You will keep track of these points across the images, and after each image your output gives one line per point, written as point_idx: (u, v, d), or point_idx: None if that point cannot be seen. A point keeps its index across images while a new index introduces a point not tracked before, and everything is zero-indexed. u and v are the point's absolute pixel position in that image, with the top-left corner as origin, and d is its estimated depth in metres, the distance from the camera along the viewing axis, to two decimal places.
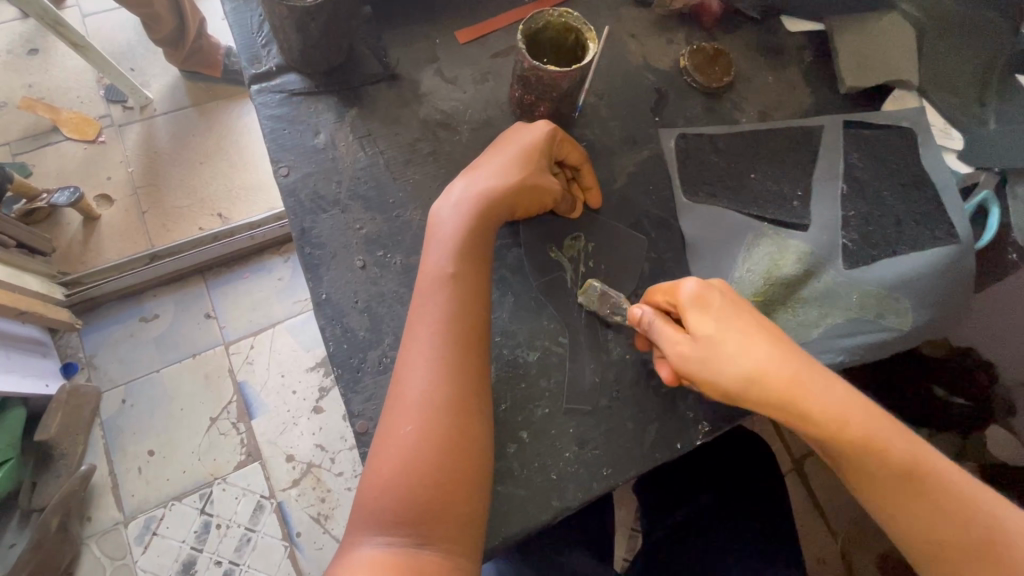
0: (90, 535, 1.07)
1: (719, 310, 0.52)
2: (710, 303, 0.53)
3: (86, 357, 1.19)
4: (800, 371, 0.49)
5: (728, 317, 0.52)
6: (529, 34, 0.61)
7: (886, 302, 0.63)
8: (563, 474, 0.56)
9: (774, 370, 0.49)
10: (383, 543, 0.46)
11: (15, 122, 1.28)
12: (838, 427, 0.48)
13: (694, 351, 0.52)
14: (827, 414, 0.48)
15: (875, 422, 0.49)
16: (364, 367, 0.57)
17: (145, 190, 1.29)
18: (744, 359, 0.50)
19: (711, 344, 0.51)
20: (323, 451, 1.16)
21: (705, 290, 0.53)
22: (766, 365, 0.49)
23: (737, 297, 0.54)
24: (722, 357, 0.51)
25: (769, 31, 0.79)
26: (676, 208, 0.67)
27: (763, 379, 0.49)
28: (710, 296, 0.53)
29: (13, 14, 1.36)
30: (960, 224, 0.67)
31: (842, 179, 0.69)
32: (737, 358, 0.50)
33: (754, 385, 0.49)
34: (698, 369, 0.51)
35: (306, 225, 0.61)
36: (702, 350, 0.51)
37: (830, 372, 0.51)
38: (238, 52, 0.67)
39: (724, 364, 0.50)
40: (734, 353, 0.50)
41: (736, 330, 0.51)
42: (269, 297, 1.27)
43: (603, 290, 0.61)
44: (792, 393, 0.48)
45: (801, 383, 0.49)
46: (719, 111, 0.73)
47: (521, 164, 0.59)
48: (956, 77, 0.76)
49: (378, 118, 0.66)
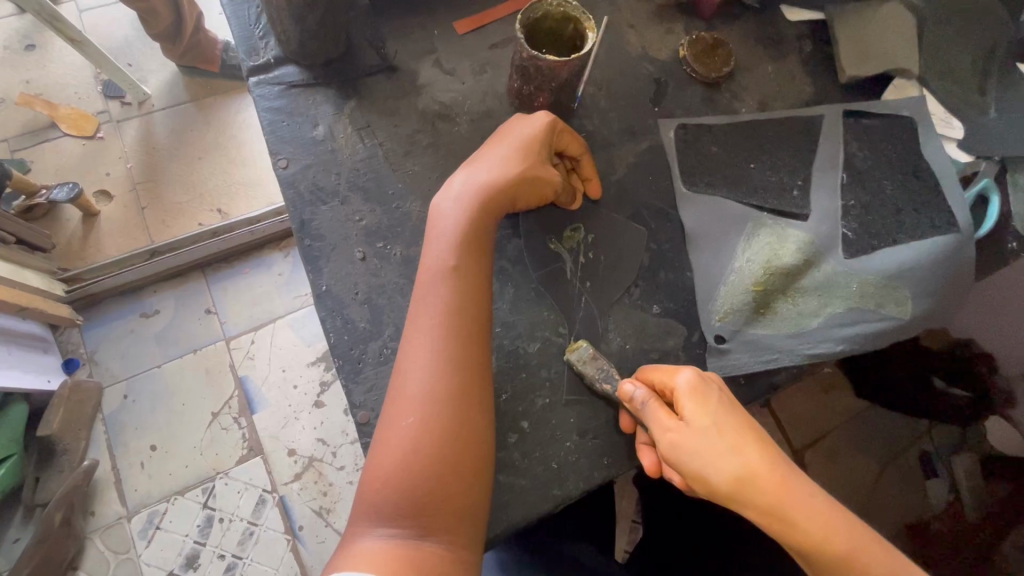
0: (94, 530, 1.08)
1: (716, 405, 0.51)
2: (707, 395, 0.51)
3: (87, 353, 1.19)
4: (790, 477, 0.48)
5: (722, 413, 0.50)
6: (527, 23, 0.61)
7: (886, 292, 0.63)
8: (564, 464, 0.56)
9: (766, 471, 0.48)
10: (385, 533, 0.46)
11: (13, 119, 1.28)
12: (829, 540, 0.46)
13: (685, 442, 0.50)
14: (812, 523, 0.47)
15: (864, 544, 0.46)
16: (365, 358, 0.57)
17: (144, 186, 1.29)
18: (737, 458, 0.49)
19: (702, 436, 0.50)
20: (325, 445, 1.17)
21: (699, 385, 0.52)
22: (753, 465, 0.48)
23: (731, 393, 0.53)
24: (716, 452, 0.49)
25: (768, 20, 0.79)
26: (676, 198, 0.67)
27: (753, 481, 0.48)
28: (707, 392, 0.52)
29: (9, 10, 1.35)
30: (961, 212, 0.67)
31: (842, 169, 0.69)
32: (727, 456, 0.49)
33: (741, 483, 0.48)
34: (684, 460, 0.50)
35: (306, 217, 0.61)
36: (691, 441, 0.50)
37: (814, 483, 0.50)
38: (236, 45, 0.67)
39: (715, 461, 0.49)
40: (725, 448, 0.49)
41: (728, 428, 0.50)
42: (269, 293, 1.27)
43: (593, 354, 0.58)
44: (779, 501, 0.47)
45: (789, 489, 0.48)
46: (718, 101, 0.73)
47: (520, 156, 0.58)
48: (956, 65, 0.76)
49: (377, 110, 0.66)
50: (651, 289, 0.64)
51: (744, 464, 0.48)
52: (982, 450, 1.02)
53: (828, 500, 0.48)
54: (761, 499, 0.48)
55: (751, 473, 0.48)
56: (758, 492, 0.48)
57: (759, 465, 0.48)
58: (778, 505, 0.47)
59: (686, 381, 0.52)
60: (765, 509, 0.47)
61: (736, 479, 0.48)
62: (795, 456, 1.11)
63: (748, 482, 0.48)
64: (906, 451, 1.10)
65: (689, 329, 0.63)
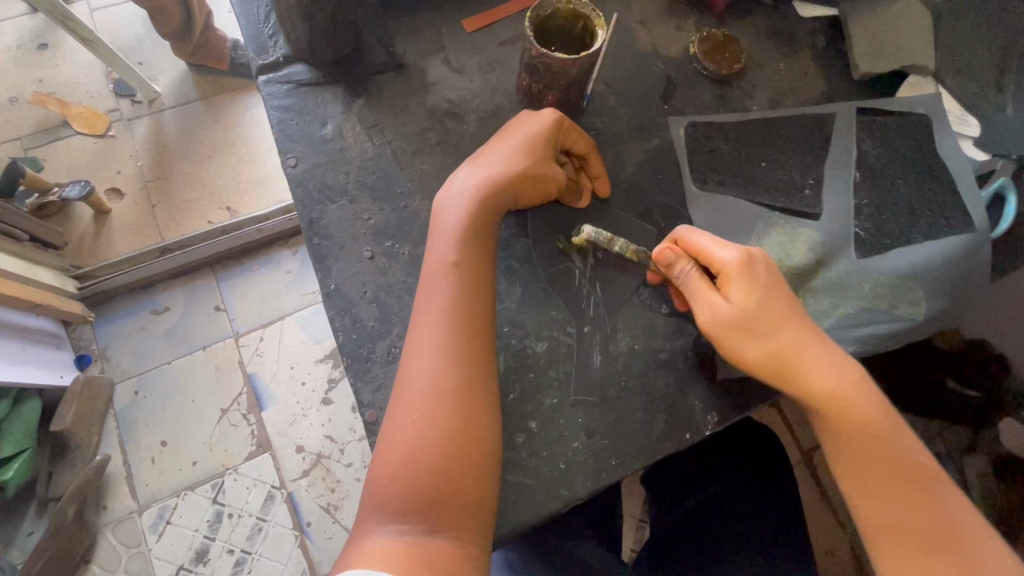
0: (106, 524, 1.09)
1: (755, 287, 0.55)
2: (752, 273, 0.55)
3: (99, 349, 1.20)
4: (815, 343, 0.54)
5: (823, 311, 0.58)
6: (538, 23, 0.61)
7: (899, 291, 0.63)
8: (571, 463, 0.56)
9: (788, 340, 0.54)
10: (393, 532, 0.47)
11: (26, 118, 1.30)
12: (839, 396, 0.53)
13: (724, 316, 0.55)
14: (829, 381, 0.53)
15: (869, 416, 0.53)
16: (373, 357, 0.57)
17: (155, 184, 1.30)
18: (772, 335, 0.54)
19: (786, 312, 0.55)
20: (332, 442, 1.18)
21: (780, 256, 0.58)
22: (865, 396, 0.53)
23: (775, 271, 0.56)
24: (753, 319, 0.54)
25: (781, 16, 0.77)
26: (686, 197, 0.67)
27: (779, 351, 0.54)
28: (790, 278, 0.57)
29: (22, 9, 1.37)
30: (976, 213, 0.66)
31: (855, 167, 0.68)
32: (763, 327, 0.54)
33: (852, 406, 0.53)
34: (725, 337, 0.55)
35: (314, 216, 0.61)
36: (729, 316, 0.55)
37: (838, 349, 0.55)
38: (246, 44, 0.67)
39: (752, 337, 0.54)
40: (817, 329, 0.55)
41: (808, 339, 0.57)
42: (278, 290, 1.28)
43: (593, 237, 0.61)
44: (794, 357, 0.54)
45: (804, 351, 0.54)
46: (728, 99, 0.72)
47: (525, 153, 0.58)
48: (974, 61, 0.74)
49: (385, 109, 0.66)
50: (660, 287, 0.63)
51: (865, 390, 0.54)
52: (996, 451, 1.03)
53: (843, 368, 0.54)
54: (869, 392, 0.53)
55: (777, 346, 0.54)
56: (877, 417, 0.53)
57: (786, 337, 0.54)
58: (897, 448, 0.52)
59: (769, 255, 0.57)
60: (876, 411, 0.53)
61: (769, 349, 0.54)
62: (805, 457, 1.12)
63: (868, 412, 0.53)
64: None
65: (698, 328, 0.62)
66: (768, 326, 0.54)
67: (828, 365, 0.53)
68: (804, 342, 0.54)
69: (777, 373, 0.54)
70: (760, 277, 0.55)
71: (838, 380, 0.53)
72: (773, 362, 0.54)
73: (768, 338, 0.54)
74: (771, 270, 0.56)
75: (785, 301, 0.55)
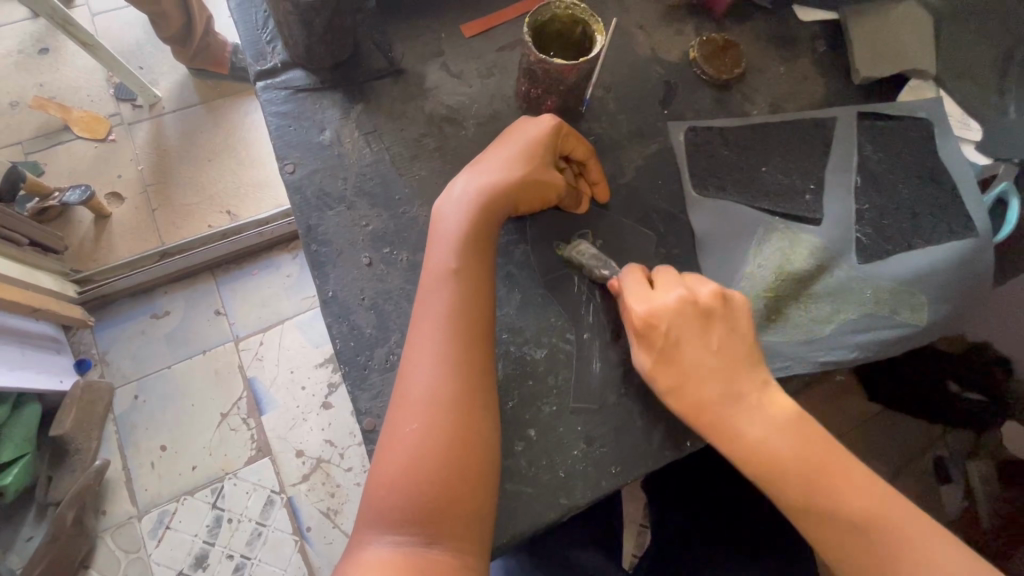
0: (105, 529, 1.09)
1: (663, 341, 0.54)
2: (662, 324, 0.54)
3: (99, 354, 1.20)
4: (726, 395, 0.53)
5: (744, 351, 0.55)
6: (537, 28, 0.61)
7: (901, 296, 0.62)
8: (571, 471, 0.55)
9: (699, 396, 0.53)
10: (391, 542, 0.46)
11: (27, 122, 1.30)
12: (756, 450, 0.52)
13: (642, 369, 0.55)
14: (744, 436, 0.52)
15: (792, 465, 0.51)
16: (371, 364, 0.57)
17: (155, 188, 1.30)
18: (686, 390, 0.54)
19: (694, 365, 0.54)
20: (332, 446, 1.17)
21: (701, 295, 0.55)
22: (797, 437, 0.52)
23: (689, 316, 0.54)
24: (667, 373, 0.54)
25: (781, 20, 0.77)
26: (685, 202, 0.66)
27: (693, 406, 0.53)
28: (712, 319, 0.55)
29: (24, 14, 1.37)
30: (979, 217, 0.65)
31: (856, 171, 0.68)
32: (677, 382, 0.54)
33: (772, 455, 0.51)
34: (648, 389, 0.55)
35: (312, 222, 0.61)
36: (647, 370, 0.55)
37: (756, 396, 0.53)
38: (244, 50, 0.67)
39: (669, 394, 0.54)
40: (734, 376, 0.54)
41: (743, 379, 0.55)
42: (278, 294, 1.27)
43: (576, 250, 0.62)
44: (707, 415, 0.53)
45: (715, 405, 0.53)
46: (728, 103, 0.72)
47: (524, 159, 0.58)
48: (976, 65, 0.73)
49: (384, 114, 0.66)
50: None
51: (790, 434, 0.52)
52: (998, 455, 1.02)
53: (757, 419, 0.52)
54: (789, 437, 0.52)
55: (691, 402, 0.53)
56: (800, 464, 0.51)
57: (699, 392, 0.53)
58: (829, 490, 0.50)
59: (682, 300, 0.55)
60: (798, 456, 0.51)
61: (684, 406, 0.54)
62: None
63: (803, 455, 0.51)
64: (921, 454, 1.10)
65: None
66: (680, 380, 0.54)
67: (738, 418, 0.52)
68: (719, 393, 0.53)
69: (704, 426, 0.53)
70: (672, 327, 0.54)
71: (754, 434, 0.52)
72: (694, 415, 0.54)
73: (682, 393, 0.54)
74: (686, 315, 0.54)
75: (696, 355, 0.54)
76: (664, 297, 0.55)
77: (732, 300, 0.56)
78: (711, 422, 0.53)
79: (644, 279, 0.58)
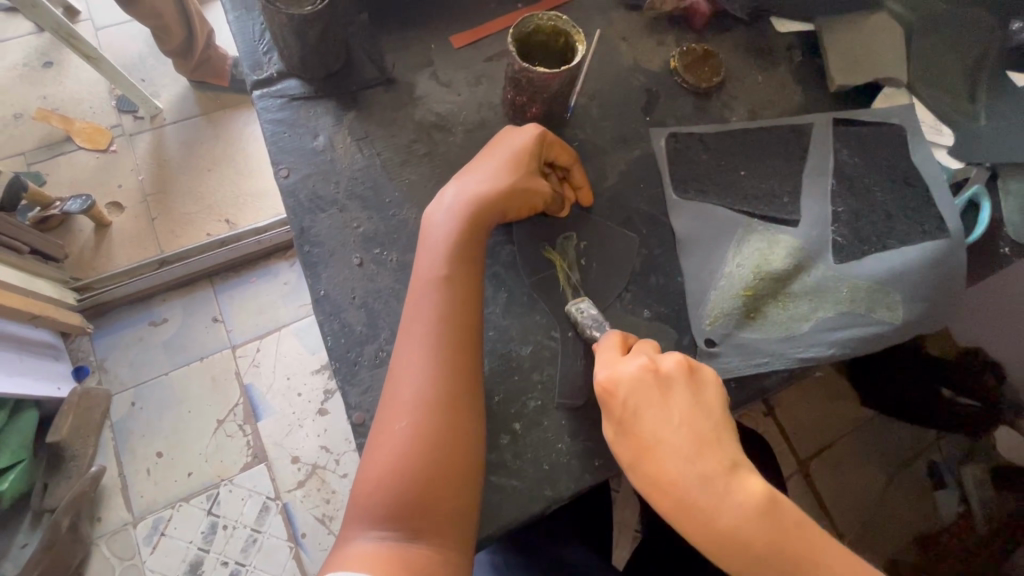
0: (100, 535, 1.09)
1: (623, 412, 0.52)
2: (619, 394, 0.52)
3: (97, 360, 1.22)
4: (693, 477, 0.48)
5: (716, 427, 0.50)
6: (522, 38, 0.63)
7: (877, 295, 0.64)
8: (556, 465, 0.57)
9: (663, 476, 0.49)
10: (379, 537, 0.48)
11: (30, 133, 1.33)
12: (727, 537, 0.46)
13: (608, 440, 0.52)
14: (714, 522, 0.47)
15: (766, 556, 0.46)
16: (361, 360, 0.58)
17: (155, 197, 1.32)
18: (649, 467, 0.50)
19: (657, 441, 0.50)
20: (328, 452, 1.18)
21: (665, 365, 0.53)
22: (776, 527, 0.46)
23: (649, 387, 0.52)
24: (629, 448, 0.51)
25: (758, 32, 0.80)
26: (667, 205, 0.68)
27: (657, 486, 0.49)
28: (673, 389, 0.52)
29: (29, 29, 1.41)
30: (951, 218, 0.68)
31: (831, 175, 0.70)
32: (640, 458, 0.50)
33: (745, 546, 0.46)
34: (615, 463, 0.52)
35: (305, 224, 0.63)
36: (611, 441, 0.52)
37: (730, 480, 0.48)
38: (241, 60, 0.69)
39: (633, 471, 0.51)
40: (704, 455, 0.49)
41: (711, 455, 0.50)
42: (275, 301, 1.29)
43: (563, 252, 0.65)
44: (673, 497, 0.48)
45: (681, 487, 0.48)
46: (708, 110, 0.74)
47: (510, 168, 0.60)
48: (946, 73, 0.76)
49: (375, 121, 0.68)
50: (642, 293, 0.65)
51: (767, 522, 0.46)
52: (993, 460, 1.04)
53: (729, 503, 0.47)
54: (767, 526, 0.46)
55: (655, 481, 0.49)
56: (775, 555, 0.46)
57: (664, 470, 0.49)
58: None
59: (641, 369, 0.52)
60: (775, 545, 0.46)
61: (649, 485, 0.50)
62: (801, 466, 1.13)
63: (780, 548, 0.46)
64: (914, 460, 1.11)
65: (679, 332, 0.63)
66: (639, 454, 0.50)
67: (706, 501, 0.47)
68: (683, 472, 0.48)
69: (670, 511, 0.49)
70: (631, 398, 0.52)
71: (724, 521, 0.47)
72: (656, 496, 0.49)
73: (642, 468, 0.50)
74: (646, 385, 0.52)
75: (656, 427, 0.50)
76: (624, 366, 0.53)
77: (698, 371, 0.53)
78: (674, 504, 0.48)
79: (608, 348, 0.56)
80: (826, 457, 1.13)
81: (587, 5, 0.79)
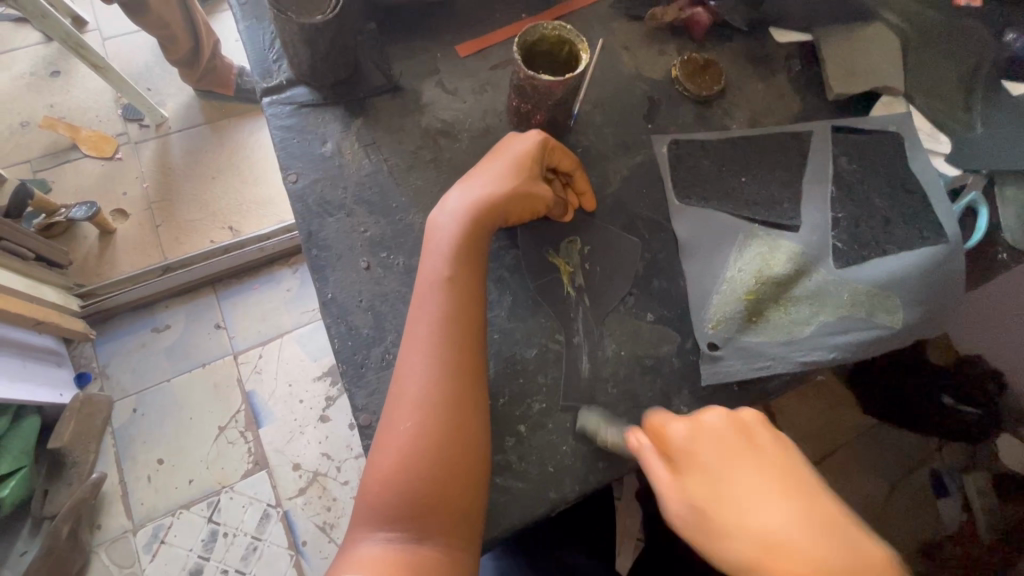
0: (100, 543, 1.09)
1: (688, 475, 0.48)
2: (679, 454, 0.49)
3: (99, 366, 1.22)
4: (801, 533, 0.41)
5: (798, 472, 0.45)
6: (528, 47, 0.65)
7: (877, 300, 0.65)
8: (560, 467, 0.57)
9: (766, 538, 0.42)
10: (383, 538, 0.48)
11: (37, 141, 1.35)
12: None
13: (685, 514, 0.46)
14: None
15: None
16: (367, 363, 0.59)
17: (159, 205, 1.34)
18: (745, 533, 0.43)
19: (742, 498, 0.44)
20: (329, 459, 1.18)
21: (714, 416, 0.50)
22: None
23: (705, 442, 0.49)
24: (713, 514, 0.45)
25: (757, 41, 0.81)
26: (669, 210, 0.69)
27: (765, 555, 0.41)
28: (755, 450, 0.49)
29: (37, 39, 1.43)
30: (949, 225, 0.69)
31: (831, 182, 0.71)
32: (731, 524, 0.43)
33: None
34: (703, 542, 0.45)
35: (313, 229, 0.64)
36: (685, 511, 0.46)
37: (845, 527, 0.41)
38: (251, 69, 0.71)
39: (726, 542, 0.43)
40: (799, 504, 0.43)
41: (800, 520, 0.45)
42: (278, 307, 1.30)
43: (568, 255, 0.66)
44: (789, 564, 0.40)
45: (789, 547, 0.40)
46: (709, 118, 0.75)
47: (513, 172, 0.61)
48: (943, 82, 0.78)
49: (382, 127, 0.70)
50: (645, 297, 0.65)
51: None
52: (994, 469, 1.04)
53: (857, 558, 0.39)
54: None
55: (759, 548, 0.41)
56: None
57: (764, 529, 0.42)
58: None
59: (691, 428, 0.50)
60: None
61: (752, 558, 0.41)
62: None
63: None
64: (918, 468, 1.10)
65: (682, 336, 0.64)
66: (728, 518, 0.44)
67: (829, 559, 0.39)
68: (784, 526, 0.42)
69: None
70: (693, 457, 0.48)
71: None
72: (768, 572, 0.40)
73: (736, 534, 0.43)
74: (702, 442, 0.49)
75: (766, 505, 0.43)
76: (673, 429, 0.51)
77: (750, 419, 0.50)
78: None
79: (650, 421, 0.53)
80: (829, 465, 1.13)
81: (590, 14, 0.80)
